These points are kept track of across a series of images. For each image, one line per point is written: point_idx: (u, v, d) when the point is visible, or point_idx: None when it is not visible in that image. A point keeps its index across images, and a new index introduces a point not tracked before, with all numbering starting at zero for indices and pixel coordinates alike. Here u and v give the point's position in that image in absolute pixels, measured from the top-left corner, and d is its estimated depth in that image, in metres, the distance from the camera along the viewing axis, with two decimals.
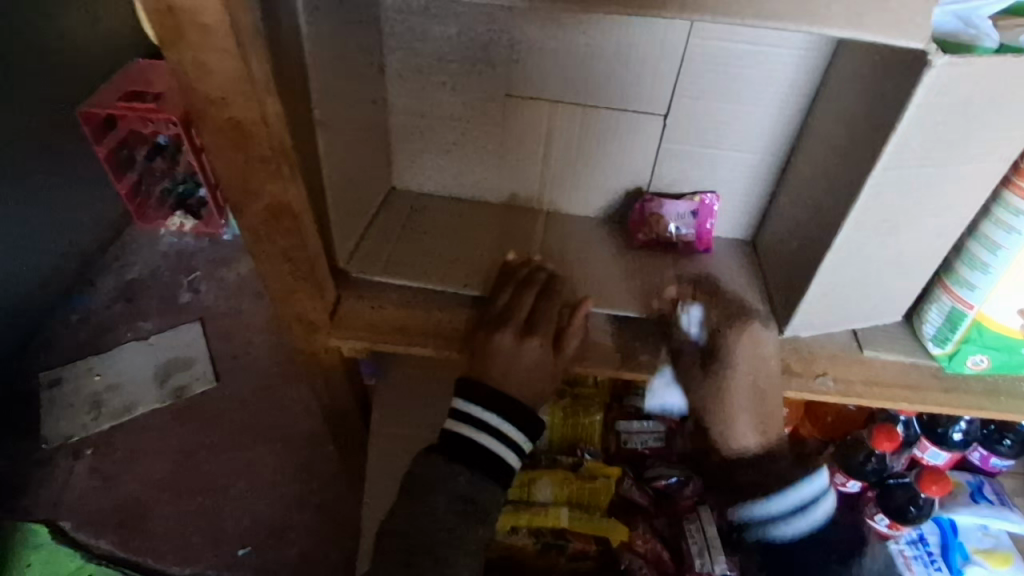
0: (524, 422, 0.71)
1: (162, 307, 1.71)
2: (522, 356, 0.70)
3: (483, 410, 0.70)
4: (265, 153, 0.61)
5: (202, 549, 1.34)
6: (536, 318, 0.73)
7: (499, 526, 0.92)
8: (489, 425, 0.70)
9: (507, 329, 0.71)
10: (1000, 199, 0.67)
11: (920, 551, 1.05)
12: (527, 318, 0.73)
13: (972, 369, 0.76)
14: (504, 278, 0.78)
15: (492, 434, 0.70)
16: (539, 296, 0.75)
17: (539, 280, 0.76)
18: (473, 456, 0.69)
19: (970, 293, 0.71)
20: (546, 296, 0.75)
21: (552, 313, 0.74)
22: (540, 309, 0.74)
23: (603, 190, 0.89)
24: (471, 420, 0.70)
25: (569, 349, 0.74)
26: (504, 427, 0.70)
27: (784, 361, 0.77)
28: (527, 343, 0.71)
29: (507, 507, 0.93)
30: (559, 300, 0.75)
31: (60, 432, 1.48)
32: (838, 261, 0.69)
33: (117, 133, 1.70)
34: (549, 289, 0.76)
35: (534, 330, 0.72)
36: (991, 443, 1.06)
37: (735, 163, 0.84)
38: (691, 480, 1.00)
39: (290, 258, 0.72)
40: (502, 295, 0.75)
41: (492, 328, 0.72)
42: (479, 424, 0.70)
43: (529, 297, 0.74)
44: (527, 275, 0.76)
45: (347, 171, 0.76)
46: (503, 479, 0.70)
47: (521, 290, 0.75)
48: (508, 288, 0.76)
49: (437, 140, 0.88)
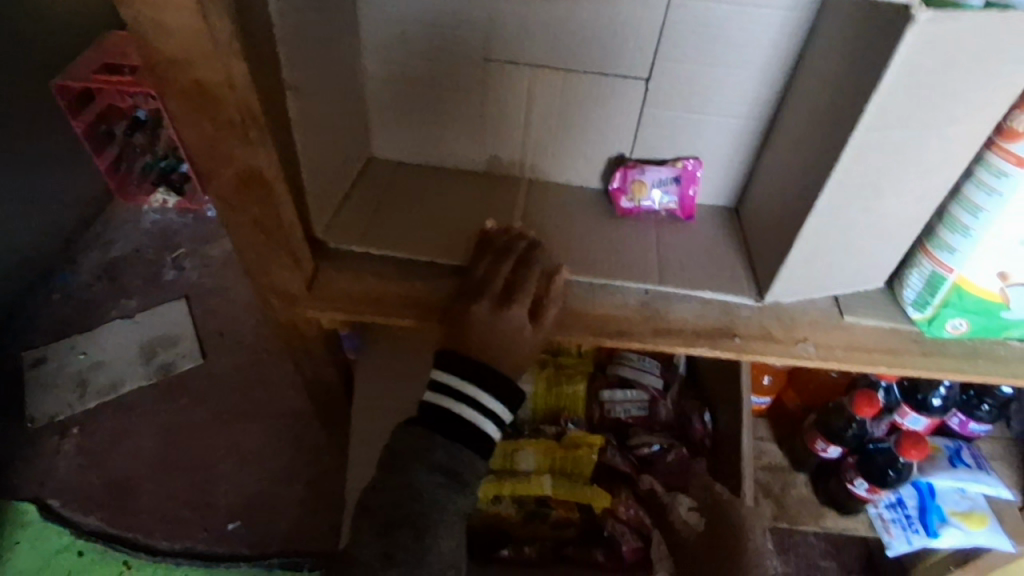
0: (505, 391, 0.69)
1: (145, 285, 1.69)
2: (499, 325, 0.69)
3: (461, 381, 0.68)
4: (232, 116, 0.59)
5: (191, 525, 1.34)
6: (517, 286, 0.71)
7: (480, 496, 0.93)
8: (467, 395, 0.67)
9: (486, 299, 0.70)
10: (983, 161, 0.66)
11: (898, 514, 1.07)
12: (506, 285, 0.72)
13: (952, 333, 0.76)
14: (484, 246, 0.77)
15: (470, 405, 0.67)
16: (518, 264, 0.73)
17: (518, 248, 0.74)
18: (450, 426, 0.67)
19: (950, 257, 0.70)
20: (527, 264, 0.73)
21: (532, 281, 0.72)
22: (521, 279, 0.72)
23: (585, 158, 0.87)
24: (448, 391, 0.68)
25: (547, 320, 0.73)
26: (481, 397, 0.67)
27: (765, 328, 0.77)
28: (505, 311, 0.69)
29: (490, 477, 0.95)
30: (536, 267, 0.73)
31: (45, 411, 1.47)
32: (819, 226, 0.69)
33: (94, 108, 1.65)
34: (530, 256, 0.74)
35: (512, 298, 0.70)
36: (970, 408, 1.06)
37: (719, 129, 0.82)
38: (674, 448, 1.04)
39: (264, 227, 0.71)
40: (482, 263, 0.75)
41: (470, 298, 0.71)
42: (458, 396, 0.67)
43: (508, 266, 0.73)
44: (508, 243, 0.75)
45: (321, 138, 0.74)
46: (484, 449, 0.68)
47: (500, 258, 0.74)
48: (486, 259, 0.75)
49: (416, 107, 0.85)
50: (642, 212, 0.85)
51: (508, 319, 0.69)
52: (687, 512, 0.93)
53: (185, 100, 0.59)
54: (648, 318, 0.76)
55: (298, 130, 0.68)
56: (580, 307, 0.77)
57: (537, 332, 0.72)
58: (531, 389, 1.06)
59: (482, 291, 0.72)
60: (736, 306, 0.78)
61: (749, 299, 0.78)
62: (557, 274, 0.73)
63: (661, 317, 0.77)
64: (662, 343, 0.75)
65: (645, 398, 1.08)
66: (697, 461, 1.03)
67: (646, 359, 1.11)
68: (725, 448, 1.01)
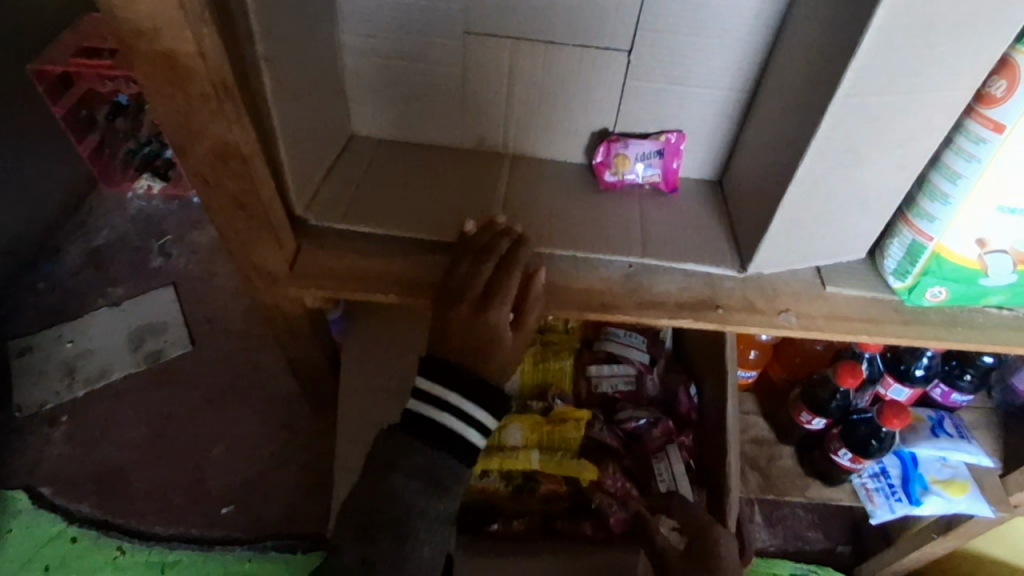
0: (489, 399, 0.69)
1: (132, 272, 1.67)
2: (478, 325, 0.68)
3: (440, 387, 0.68)
4: (206, 90, 0.59)
5: (184, 509, 1.34)
6: (500, 288, 0.69)
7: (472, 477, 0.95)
8: (449, 404, 0.68)
9: (466, 302, 0.69)
10: (962, 128, 0.66)
11: (882, 483, 1.10)
12: (487, 287, 0.70)
13: (932, 301, 0.76)
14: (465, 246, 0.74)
15: (453, 413, 0.68)
16: (498, 267, 0.71)
17: (499, 251, 0.72)
18: (432, 434, 0.67)
19: (929, 226, 0.71)
20: (508, 267, 0.71)
21: (514, 282, 0.70)
22: (502, 280, 0.70)
23: (569, 132, 0.87)
24: (430, 400, 0.68)
25: (529, 323, 0.72)
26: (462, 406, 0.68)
27: (748, 299, 0.77)
28: (487, 312, 0.68)
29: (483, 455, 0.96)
30: (517, 267, 0.71)
31: (33, 400, 1.46)
32: (800, 195, 0.69)
33: (74, 93, 1.62)
34: (510, 260, 0.71)
35: (493, 300, 0.69)
36: (952, 379, 1.07)
37: (701, 101, 0.82)
38: (660, 421, 1.06)
39: (243, 204, 0.70)
40: (461, 267, 0.72)
41: (451, 302, 0.70)
42: (440, 405, 0.68)
43: (488, 269, 0.71)
44: (489, 245, 0.72)
45: (299, 113, 0.73)
46: (469, 455, 0.69)
47: (480, 258, 0.71)
48: (467, 261, 0.72)
49: (398, 83, 0.85)
50: (626, 185, 0.85)
51: (486, 323, 0.68)
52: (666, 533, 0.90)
53: (158, 74, 0.58)
54: (632, 291, 0.77)
55: (275, 104, 0.67)
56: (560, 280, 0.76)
57: (518, 335, 0.71)
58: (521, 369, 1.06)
59: (462, 296, 0.70)
60: (720, 278, 0.79)
61: (731, 271, 0.78)
62: (535, 277, 0.72)
63: (646, 291, 0.77)
64: (646, 314, 0.75)
65: (632, 373, 1.09)
66: (683, 435, 1.06)
67: (633, 334, 1.11)
68: (712, 422, 1.02)
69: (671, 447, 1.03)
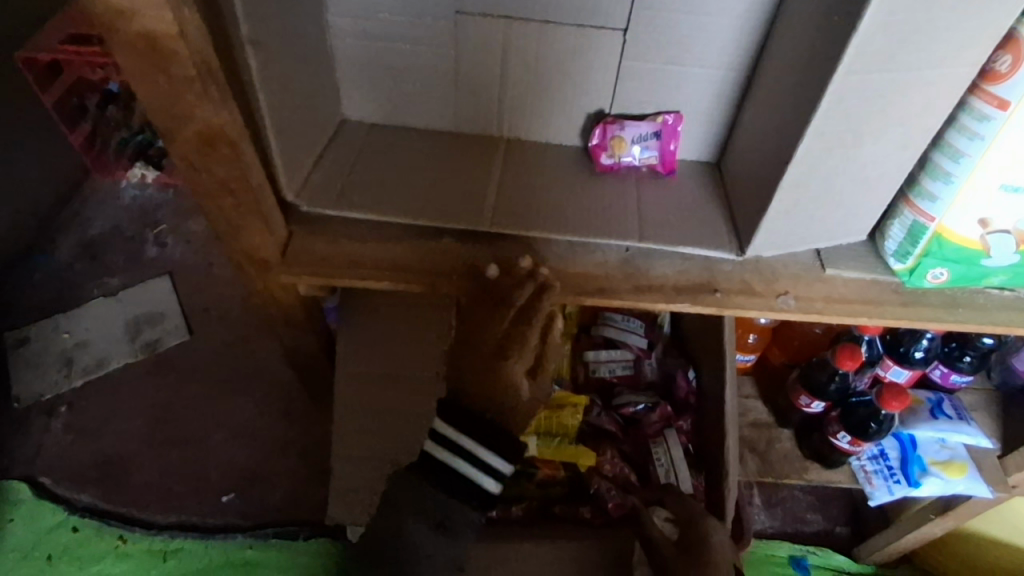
0: (505, 445, 0.71)
1: (127, 262, 1.66)
2: (495, 382, 0.68)
3: (457, 432, 0.71)
4: (189, 72, 0.57)
5: (185, 498, 1.34)
6: (517, 341, 0.66)
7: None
8: (464, 449, 0.71)
9: (487, 353, 0.68)
10: (966, 106, 0.65)
11: (880, 465, 1.10)
12: (502, 340, 0.67)
13: (933, 283, 0.75)
14: (483, 293, 0.71)
15: (467, 459, 0.70)
16: (517, 319, 0.67)
17: (518, 304, 0.67)
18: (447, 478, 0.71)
19: (931, 206, 0.69)
20: (526, 319, 0.67)
21: (534, 334, 0.67)
22: (522, 333, 0.66)
23: (564, 114, 0.85)
24: (446, 444, 0.71)
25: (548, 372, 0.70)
26: (475, 451, 0.70)
27: (746, 282, 0.77)
28: (502, 366, 0.67)
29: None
30: (540, 318, 0.67)
31: (31, 392, 1.45)
32: (800, 176, 0.68)
33: (65, 80, 1.58)
34: (531, 312, 0.67)
35: (507, 353, 0.67)
36: (952, 361, 1.07)
37: (698, 81, 0.80)
38: (658, 406, 1.05)
39: (232, 189, 0.69)
40: (481, 319, 0.69)
41: (472, 352, 0.69)
42: (455, 451, 0.71)
43: (507, 321, 0.67)
44: (511, 293, 0.68)
45: (287, 96, 0.71)
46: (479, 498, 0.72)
47: (498, 307, 0.68)
48: (484, 308, 0.69)
49: (390, 64, 0.83)
50: (623, 168, 0.84)
51: (502, 373, 0.67)
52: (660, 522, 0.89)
53: (139, 58, 0.56)
54: (627, 276, 0.77)
55: (262, 86, 0.65)
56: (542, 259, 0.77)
57: (537, 384, 0.69)
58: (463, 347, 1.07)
59: (481, 353, 0.68)
60: (718, 261, 0.78)
61: (731, 254, 0.76)
62: (553, 326, 0.69)
63: (641, 275, 0.77)
64: (643, 300, 0.75)
65: (630, 357, 1.09)
66: (682, 420, 1.06)
67: (630, 319, 1.11)
68: (710, 406, 1.02)
69: (669, 432, 1.03)
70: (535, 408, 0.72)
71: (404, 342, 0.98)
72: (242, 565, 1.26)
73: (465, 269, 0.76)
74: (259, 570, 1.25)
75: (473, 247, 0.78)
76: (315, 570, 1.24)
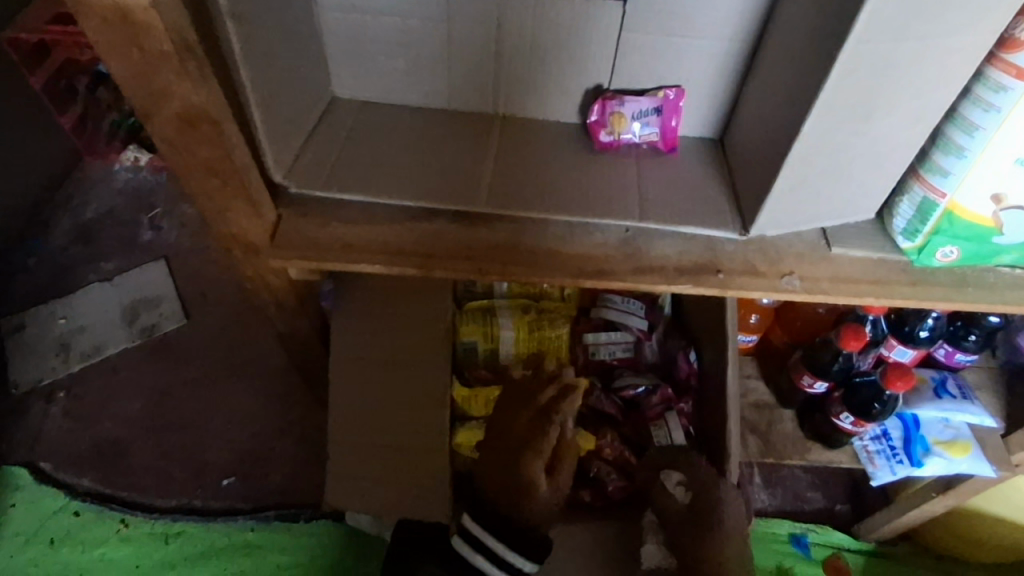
0: (517, 539, 0.87)
1: (121, 246, 1.63)
2: (518, 474, 0.87)
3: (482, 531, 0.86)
4: (164, 47, 0.55)
5: (185, 482, 1.34)
6: (539, 439, 0.87)
7: (457, 442, 1.00)
8: (485, 546, 0.86)
9: (533, 458, 0.87)
10: (982, 77, 0.62)
11: (883, 445, 1.09)
12: (528, 435, 0.88)
13: (942, 261, 0.73)
14: (511, 389, 0.93)
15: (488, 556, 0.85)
16: (537, 418, 0.89)
17: (541, 401, 0.89)
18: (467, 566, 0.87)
19: (943, 181, 0.67)
20: (547, 418, 0.88)
21: (553, 433, 0.87)
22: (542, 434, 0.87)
23: (561, 90, 0.82)
24: (473, 542, 0.86)
25: (562, 478, 0.89)
26: (500, 549, 0.86)
27: (749, 262, 0.75)
28: (525, 464, 0.86)
29: (462, 424, 1.01)
30: (556, 423, 0.87)
31: (29, 377, 1.44)
32: (807, 151, 0.65)
33: (53, 62, 1.55)
34: (552, 413, 0.88)
35: (531, 453, 0.87)
36: (957, 340, 1.05)
37: (700, 54, 0.77)
38: (658, 388, 1.05)
39: (215, 170, 0.67)
40: (511, 412, 0.90)
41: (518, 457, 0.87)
42: (479, 546, 0.86)
43: (529, 419, 0.89)
44: (537, 394, 0.90)
45: (271, 73, 0.68)
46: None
47: (523, 405, 0.90)
48: (528, 415, 0.89)
49: (379, 40, 0.80)
50: (622, 146, 0.81)
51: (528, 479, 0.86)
52: (676, 485, 0.92)
53: (111, 32, 0.54)
54: (629, 257, 0.75)
55: (245, 62, 0.62)
56: (535, 241, 0.75)
57: (552, 487, 0.89)
58: (455, 331, 1.03)
59: (511, 444, 0.89)
60: (721, 241, 0.76)
61: (732, 233, 0.74)
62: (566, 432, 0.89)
63: (642, 256, 0.75)
64: (643, 281, 0.73)
65: (631, 340, 1.08)
66: (683, 402, 1.05)
67: (631, 301, 1.08)
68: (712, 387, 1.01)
69: (669, 414, 1.02)
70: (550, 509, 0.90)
71: (401, 328, 0.96)
72: (243, 547, 1.25)
73: (462, 253, 0.74)
74: (261, 551, 1.24)
75: (468, 230, 0.76)
76: (317, 552, 1.24)
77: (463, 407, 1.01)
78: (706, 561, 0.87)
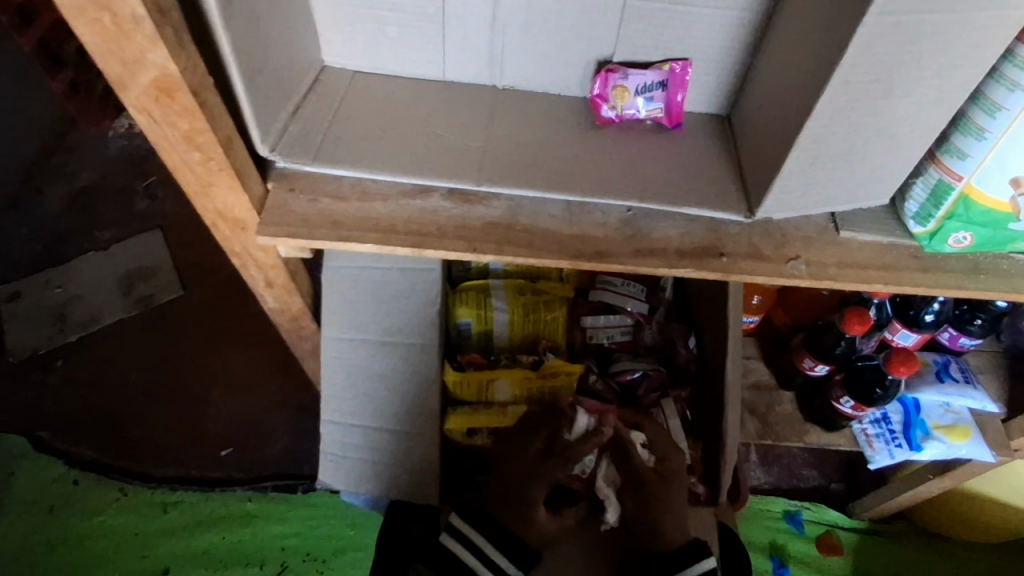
0: (511, 545, 0.86)
1: (114, 215, 1.59)
2: (522, 499, 0.88)
3: (473, 531, 0.86)
4: (137, 11, 0.52)
5: (182, 452, 1.33)
6: (549, 469, 0.90)
7: (448, 427, 0.98)
8: (472, 541, 0.86)
9: (540, 484, 0.89)
10: (1014, 56, 0.58)
11: (882, 429, 1.08)
12: (527, 458, 0.91)
13: (954, 247, 0.71)
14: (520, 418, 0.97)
15: (475, 552, 0.85)
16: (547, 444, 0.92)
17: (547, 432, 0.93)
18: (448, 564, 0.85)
19: (961, 164, 0.64)
20: (554, 440, 0.92)
21: (560, 470, 0.90)
22: (542, 460, 0.91)
23: (564, 61, 0.77)
24: (457, 534, 0.86)
25: (565, 517, 0.91)
26: (488, 548, 0.85)
27: (755, 246, 0.72)
28: (528, 486, 0.89)
29: (454, 410, 0.99)
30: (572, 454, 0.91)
31: (26, 346, 1.43)
32: (820, 129, 0.62)
33: (40, 25, 1.49)
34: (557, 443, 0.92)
35: (535, 479, 0.89)
36: (961, 324, 1.02)
37: (711, 24, 0.72)
38: (654, 373, 1.04)
39: (198, 145, 0.65)
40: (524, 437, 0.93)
41: (530, 480, 0.89)
42: (467, 544, 0.85)
43: (540, 442, 0.92)
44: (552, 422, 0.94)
45: (254, 39, 0.64)
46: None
47: (534, 429, 0.94)
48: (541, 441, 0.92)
49: (370, 3, 0.75)
50: (625, 121, 0.78)
51: (528, 493, 0.88)
52: (640, 446, 0.95)
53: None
54: (629, 239, 0.72)
55: (225, 27, 0.59)
56: (530, 222, 0.73)
57: (558, 520, 0.91)
58: (450, 312, 1.02)
59: (511, 467, 0.91)
60: (725, 222, 0.73)
61: (738, 215, 0.72)
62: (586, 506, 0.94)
63: (645, 238, 0.72)
64: (643, 265, 0.71)
65: (629, 324, 1.06)
66: (680, 388, 1.05)
67: (632, 284, 1.07)
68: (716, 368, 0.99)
69: (666, 402, 1.03)
70: (552, 534, 0.90)
71: (396, 310, 0.95)
72: (239, 517, 1.25)
73: (456, 232, 0.71)
74: (259, 522, 1.25)
75: (463, 209, 0.73)
76: (316, 522, 1.25)
77: (454, 390, 0.99)
78: (654, 529, 0.88)
